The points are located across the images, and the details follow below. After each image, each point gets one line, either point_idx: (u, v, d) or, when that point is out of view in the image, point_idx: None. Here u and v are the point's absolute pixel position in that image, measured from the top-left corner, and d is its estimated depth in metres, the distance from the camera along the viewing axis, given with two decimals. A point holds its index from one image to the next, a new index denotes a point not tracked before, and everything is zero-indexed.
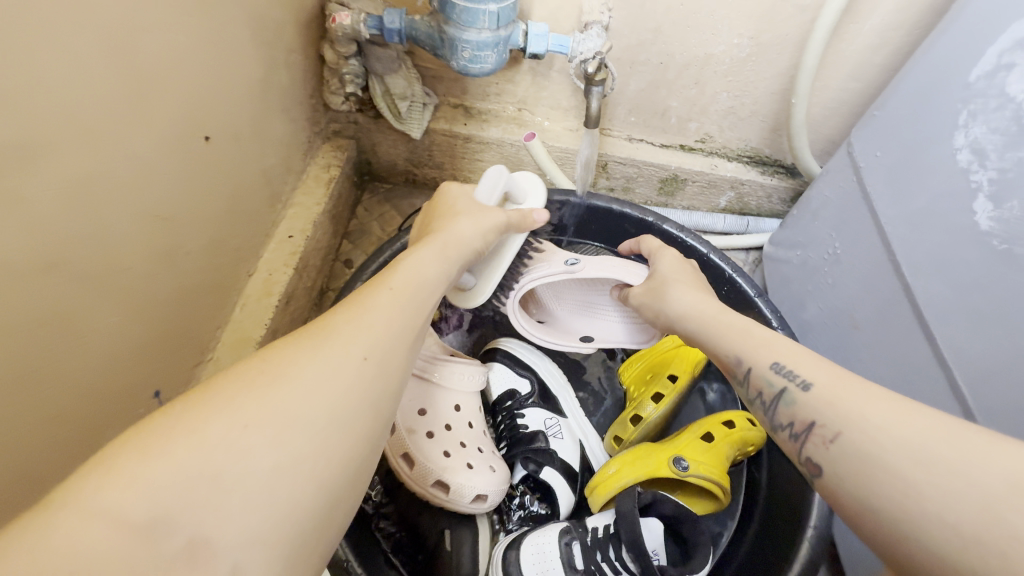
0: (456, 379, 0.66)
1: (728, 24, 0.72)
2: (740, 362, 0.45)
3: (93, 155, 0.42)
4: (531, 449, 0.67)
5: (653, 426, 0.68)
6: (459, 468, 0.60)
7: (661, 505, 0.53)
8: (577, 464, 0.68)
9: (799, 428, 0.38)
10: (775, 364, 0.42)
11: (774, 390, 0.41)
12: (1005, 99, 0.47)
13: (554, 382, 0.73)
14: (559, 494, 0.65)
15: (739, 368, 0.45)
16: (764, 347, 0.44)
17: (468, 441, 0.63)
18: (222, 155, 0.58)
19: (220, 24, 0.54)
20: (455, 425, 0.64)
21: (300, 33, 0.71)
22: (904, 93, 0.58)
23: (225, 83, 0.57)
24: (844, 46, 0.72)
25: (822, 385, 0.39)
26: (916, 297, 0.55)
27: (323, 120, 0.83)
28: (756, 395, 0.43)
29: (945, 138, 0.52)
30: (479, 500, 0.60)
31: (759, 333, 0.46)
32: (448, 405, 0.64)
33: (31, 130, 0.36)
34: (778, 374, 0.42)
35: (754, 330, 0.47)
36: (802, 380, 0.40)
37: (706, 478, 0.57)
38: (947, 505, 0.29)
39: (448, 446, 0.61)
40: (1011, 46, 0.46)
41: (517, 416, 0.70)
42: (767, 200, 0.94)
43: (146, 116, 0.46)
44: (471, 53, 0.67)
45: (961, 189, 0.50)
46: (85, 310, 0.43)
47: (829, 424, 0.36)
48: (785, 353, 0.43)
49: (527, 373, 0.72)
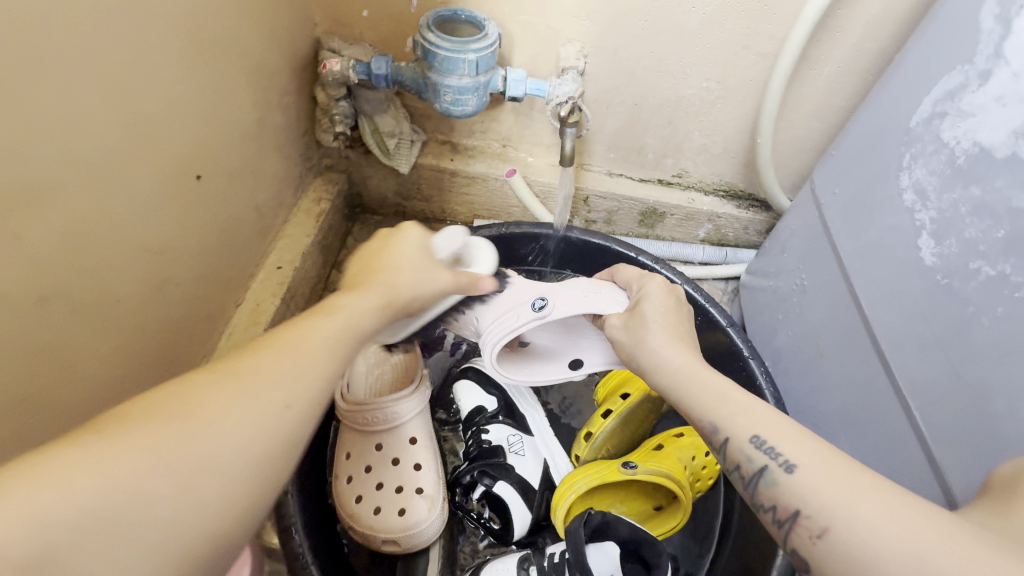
0: (371, 419, 0.65)
1: (696, 69, 0.77)
2: (716, 431, 0.41)
3: (91, 195, 0.45)
4: (489, 462, 0.66)
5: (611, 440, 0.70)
6: (366, 513, 0.61)
7: (618, 527, 0.56)
8: (538, 482, 0.68)
9: (782, 515, 0.36)
10: (751, 437, 0.39)
11: (755, 469, 0.38)
12: (939, 144, 0.50)
13: (521, 401, 0.74)
14: (512, 509, 0.64)
15: (716, 438, 0.41)
16: (743, 416, 0.40)
17: (384, 484, 0.63)
18: (215, 192, 0.62)
19: (218, 73, 0.58)
20: (375, 465, 0.64)
21: (294, 77, 0.75)
22: (858, 136, 0.62)
23: (220, 126, 0.60)
24: (806, 89, 0.76)
25: (805, 468, 0.36)
26: (873, 327, 0.58)
27: (315, 155, 0.87)
28: (733, 467, 0.40)
29: (892, 178, 0.56)
30: (394, 542, 0.60)
31: (735, 399, 0.42)
32: (368, 448, 0.65)
33: (35, 173, 0.39)
34: (758, 449, 0.38)
35: (730, 393, 0.42)
36: (784, 457, 0.37)
37: (654, 473, 0.61)
38: (879, 528, 0.31)
39: (362, 490, 0.62)
40: (942, 96, 0.50)
41: (482, 432, 0.71)
42: (745, 231, 0.97)
43: (145, 160, 0.50)
44: (453, 96, 0.71)
45: (908, 226, 0.54)
46: (79, 342, 0.46)
47: (815, 516, 0.34)
48: (766, 427, 0.39)
49: (497, 390, 0.74)
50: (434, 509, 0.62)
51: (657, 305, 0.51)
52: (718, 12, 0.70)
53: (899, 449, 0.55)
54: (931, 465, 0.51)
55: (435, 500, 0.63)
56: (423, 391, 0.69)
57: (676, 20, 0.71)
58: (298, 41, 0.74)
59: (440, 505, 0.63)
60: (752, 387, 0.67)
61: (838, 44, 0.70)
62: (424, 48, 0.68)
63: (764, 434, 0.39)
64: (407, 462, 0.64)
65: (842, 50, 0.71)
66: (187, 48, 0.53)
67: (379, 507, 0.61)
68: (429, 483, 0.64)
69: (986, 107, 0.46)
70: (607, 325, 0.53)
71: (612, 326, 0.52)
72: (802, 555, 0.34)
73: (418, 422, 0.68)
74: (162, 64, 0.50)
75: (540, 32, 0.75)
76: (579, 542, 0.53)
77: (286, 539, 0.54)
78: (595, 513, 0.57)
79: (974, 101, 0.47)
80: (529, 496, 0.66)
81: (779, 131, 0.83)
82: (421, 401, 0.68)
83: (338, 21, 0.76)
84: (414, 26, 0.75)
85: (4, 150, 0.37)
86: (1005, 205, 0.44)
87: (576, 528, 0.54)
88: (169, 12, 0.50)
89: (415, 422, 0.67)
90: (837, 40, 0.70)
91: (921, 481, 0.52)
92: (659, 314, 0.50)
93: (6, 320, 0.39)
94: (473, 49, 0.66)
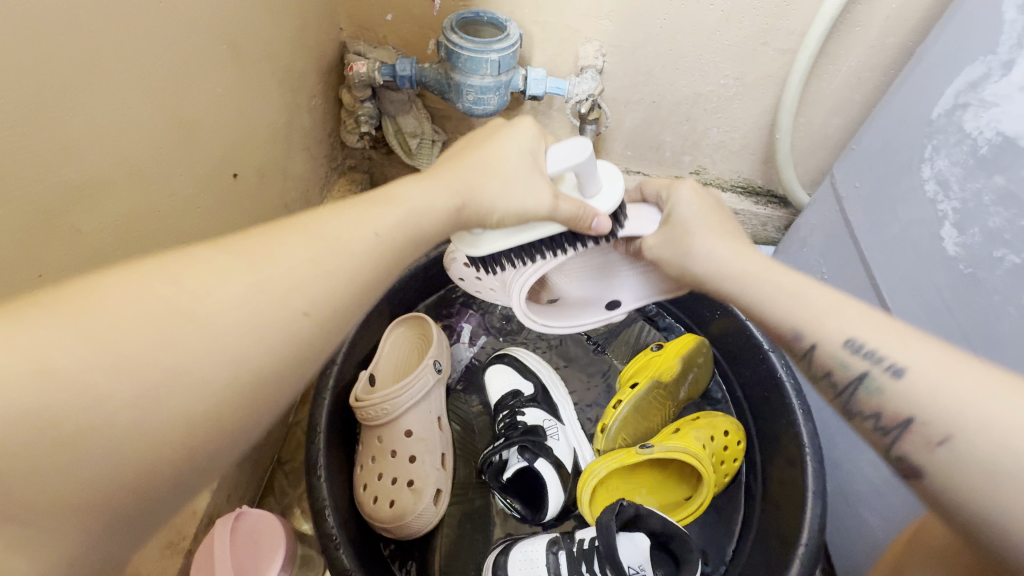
0: (368, 413, 0.64)
1: (715, 66, 0.78)
2: (800, 337, 0.41)
3: (137, 190, 0.47)
4: (531, 439, 0.66)
5: (632, 426, 0.71)
6: (366, 502, 0.63)
7: (649, 520, 0.57)
8: (570, 465, 0.70)
9: (890, 422, 0.36)
10: (847, 342, 0.39)
11: (852, 374, 0.38)
12: (962, 135, 0.51)
13: (554, 388, 0.75)
14: (549, 489, 0.66)
15: (799, 345, 0.41)
16: (832, 320, 0.40)
17: (383, 476, 0.64)
18: (248, 190, 0.64)
19: (254, 77, 0.61)
20: (376, 456, 0.65)
21: (321, 79, 0.78)
22: (879, 130, 0.62)
23: (254, 125, 0.63)
24: (825, 84, 0.77)
25: (920, 367, 0.35)
26: (895, 318, 0.58)
27: (339, 156, 0.90)
28: (824, 374, 0.40)
29: (914, 169, 0.56)
30: (387, 529, 0.63)
31: (819, 300, 0.41)
32: (371, 440, 0.66)
33: (90, 169, 0.42)
34: (852, 352, 0.39)
35: (811, 293, 0.42)
36: (899, 358, 0.37)
37: (676, 450, 0.62)
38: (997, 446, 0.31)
39: (365, 481, 0.65)
40: (963, 87, 0.51)
41: (518, 412, 0.71)
42: (763, 228, 0.98)
43: (187, 157, 0.53)
44: (475, 96, 0.73)
45: (930, 217, 0.54)
46: None
47: (931, 423, 0.34)
48: (856, 328, 0.39)
49: (533, 375, 0.75)
50: (422, 502, 0.63)
51: (701, 211, 0.47)
52: (737, 9, 0.70)
53: None
54: None
55: (424, 493, 0.64)
56: (420, 383, 0.66)
57: (695, 17, 0.72)
58: (325, 44, 0.76)
59: (430, 497, 0.64)
60: (772, 380, 0.68)
61: (858, 39, 0.70)
62: (447, 49, 0.70)
63: (862, 336, 0.39)
64: (405, 455, 0.65)
65: (861, 45, 0.71)
66: (225, 52, 0.56)
67: (376, 497, 0.63)
68: (421, 475, 0.65)
69: (1010, 97, 0.47)
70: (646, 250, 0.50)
71: (648, 249, 0.49)
72: (913, 461, 0.34)
73: (416, 413, 0.67)
74: (203, 67, 0.53)
75: (559, 32, 0.76)
76: (610, 534, 0.53)
77: (319, 523, 0.56)
78: (627, 505, 0.56)
79: (997, 92, 0.48)
80: (563, 476, 0.68)
81: (798, 126, 0.83)
82: (417, 394, 0.66)
83: (363, 25, 0.79)
84: (436, 29, 0.78)
85: (64, 148, 0.40)
86: None
87: (607, 520, 0.53)
88: (212, 17, 0.53)
89: (412, 415, 0.66)
90: (856, 35, 0.70)
91: None
92: (702, 216, 0.47)
93: None
94: (495, 49, 0.68)
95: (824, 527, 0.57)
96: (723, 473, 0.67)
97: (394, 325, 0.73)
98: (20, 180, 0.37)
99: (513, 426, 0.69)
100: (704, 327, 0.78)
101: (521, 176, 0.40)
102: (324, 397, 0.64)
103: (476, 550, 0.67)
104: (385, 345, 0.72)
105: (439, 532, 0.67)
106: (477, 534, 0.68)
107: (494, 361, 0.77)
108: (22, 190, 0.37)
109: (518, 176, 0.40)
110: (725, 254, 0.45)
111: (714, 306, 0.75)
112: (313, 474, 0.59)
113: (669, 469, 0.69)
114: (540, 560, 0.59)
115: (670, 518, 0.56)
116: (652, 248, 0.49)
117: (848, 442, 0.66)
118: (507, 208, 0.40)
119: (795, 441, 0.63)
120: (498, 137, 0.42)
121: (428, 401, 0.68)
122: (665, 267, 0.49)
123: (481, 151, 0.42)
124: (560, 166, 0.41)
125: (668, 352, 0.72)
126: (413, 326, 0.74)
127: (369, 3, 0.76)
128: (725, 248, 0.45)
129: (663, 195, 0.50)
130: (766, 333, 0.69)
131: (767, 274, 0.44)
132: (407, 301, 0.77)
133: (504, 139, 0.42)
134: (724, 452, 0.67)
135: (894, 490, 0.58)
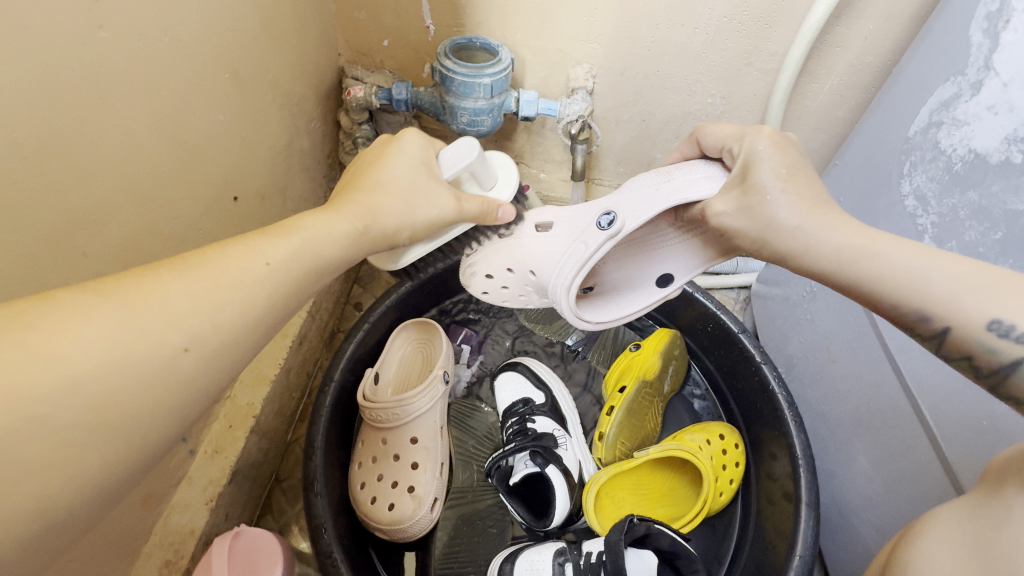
0: (378, 415, 0.66)
1: (702, 87, 0.80)
2: (927, 321, 0.36)
3: (141, 215, 0.49)
4: (541, 445, 0.67)
5: (630, 431, 0.72)
6: (364, 501, 0.65)
7: (658, 540, 0.56)
8: (577, 475, 0.69)
9: None
10: (903, 304, 0.37)
11: (1005, 361, 0.35)
12: (937, 151, 0.52)
13: (563, 402, 0.75)
14: (556, 497, 0.66)
15: (927, 326, 0.37)
16: (963, 293, 0.35)
17: (383, 476, 0.66)
18: (249, 213, 0.66)
19: (254, 103, 0.63)
20: (378, 456, 0.67)
21: (320, 102, 0.80)
22: (862, 146, 0.65)
23: (254, 149, 0.65)
24: (808, 102, 0.79)
25: None
26: (882, 330, 0.59)
27: (338, 176, 0.92)
28: (904, 328, 0.38)
29: (894, 185, 0.58)
30: (381, 530, 0.63)
31: (907, 263, 0.37)
32: (375, 440, 0.68)
33: (96, 197, 0.44)
34: (998, 337, 0.35)
35: (893, 256, 0.37)
36: (977, 322, 0.35)
37: (680, 450, 0.64)
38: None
39: (362, 479, 0.66)
40: (938, 106, 0.53)
41: (528, 420, 0.71)
42: None
43: (189, 182, 0.54)
44: (468, 118, 0.75)
45: (910, 231, 0.55)
46: None
47: None
48: (933, 296, 0.36)
49: (544, 385, 0.75)
50: (421, 510, 0.64)
51: (783, 168, 0.40)
52: (721, 32, 0.73)
53: (912, 450, 0.55)
54: (942, 464, 0.51)
55: (424, 501, 0.64)
56: (431, 393, 0.68)
57: (680, 41, 0.74)
58: (324, 69, 0.79)
59: (429, 505, 0.65)
60: (765, 392, 0.68)
61: (838, 59, 0.73)
62: (441, 74, 0.72)
63: (938, 310, 0.36)
64: (407, 460, 0.66)
65: (842, 64, 0.73)
66: (226, 80, 0.58)
67: (374, 497, 0.65)
68: (421, 483, 0.65)
69: (978, 116, 0.48)
70: (709, 214, 0.43)
71: (717, 215, 0.42)
72: None
73: (424, 422, 0.68)
74: (205, 96, 0.55)
75: (550, 55, 0.79)
76: (620, 553, 0.53)
77: (317, 539, 0.57)
78: (638, 524, 0.56)
79: (967, 110, 0.49)
80: (571, 485, 0.67)
81: None
82: (429, 403, 0.68)
83: (360, 51, 0.82)
84: (431, 54, 0.80)
85: (69, 176, 0.41)
86: (1002, 208, 0.46)
87: (616, 541, 0.54)
88: (214, 47, 0.55)
89: (420, 423, 0.68)
90: (836, 55, 0.72)
91: (935, 481, 0.52)
92: (785, 177, 0.40)
93: None
94: (487, 73, 0.70)
95: (817, 533, 0.58)
96: (729, 479, 0.67)
97: (402, 332, 0.75)
98: (30, 209, 0.39)
99: (522, 433, 0.70)
100: (698, 339, 0.79)
101: (421, 185, 0.44)
102: (321, 415, 0.64)
103: (484, 550, 0.67)
104: (391, 353, 0.74)
105: (436, 534, 0.67)
106: (478, 535, 0.68)
107: (507, 369, 0.77)
108: (31, 219, 0.39)
109: (419, 190, 0.43)
110: (797, 226, 0.39)
111: (707, 319, 0.76)
112: (310, 491, 0.60)
113: (669, 474, 0.70)
114: (547, 569, 0.59)
115: (679, 538, 0.55)
116: (724, 216, 0.42)
117: (841, 453, 0.66)
118: (417, 215, 0.43)
119: (787, 451, 0.64)
120: (388, 155, 0.45)
121: (437, 410, 0.69)
122: (738, 238, 0.42)
123: (382, 167, 0.44)
124: (452, 168, 0.45)
125: (648, 349, 0.75)
126: (420, 333, 0.76)
127: (366, 30, 0.79)
128: (809, 213, 0.39)
129: (736, 148, 0.44)
130: (758, 345, 0.70)
131: (831, 239, 0.38)
132: (406, 316, 0.78)
133: (394, 156, 0.45)
134: (726, 458, 0.68)
135: (888, 497, 0.58)
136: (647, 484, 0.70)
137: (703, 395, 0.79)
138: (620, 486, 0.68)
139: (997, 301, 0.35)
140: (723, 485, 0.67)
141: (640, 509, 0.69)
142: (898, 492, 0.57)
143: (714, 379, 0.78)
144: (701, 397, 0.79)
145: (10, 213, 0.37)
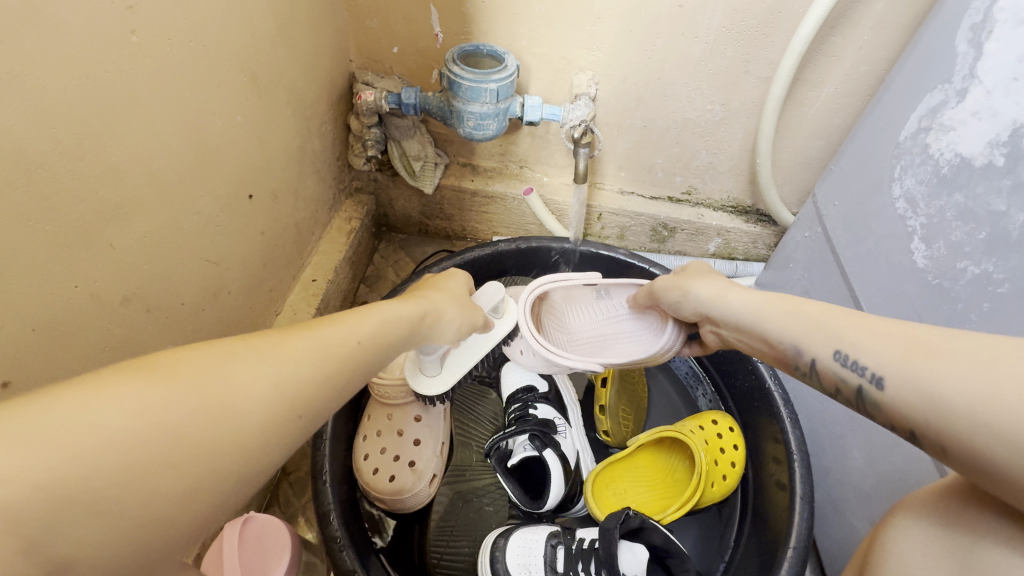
0: (387, 390, 0.68)
1: (701, 94, 0.83)
2: (800, 353, 0.41)
3: (165, 210, 0.52)
4: (541, 429, 0.68)
5: (623, 412, 0.74)
6: (366, 471, 0.66)
7: (651, 535, 0.57)
8: (574, 462, 0.70)
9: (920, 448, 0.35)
10: (779, 339, 0.43)
11: (849, 388, 0.37)
12: (926, 156, 0.55)
13: (565, 392, 0.77)
14: (551, 478, 0.66)
15: (800, 359, 0.42)
16: (824, 331, 0.40)
17: (385, 451, 0.67)
18: (262, 211, 0.69)
19: (268, 107, 0.66)
20: (382, 430, 0.68)
21: (331, 106, 0.83)
22: (855, 152, 0.66)
23: (270, 149, 0.68)
24: (805, 110, 0.82)
25: (895, 376, 0.34)
26: None
27: (347, 178, 0.95)
28: (796, 368, 0.43)
29: (886, 188, 0.60)
30: (383, 501, 0.65)
31: (783, 312, 0.43)
32: (379, 415, 0.69)
33: (125, 191, 0.46)
34: (839, 365, 0.38)
35: (775, 312, 0.44)
36: (824, 352, 0.39)
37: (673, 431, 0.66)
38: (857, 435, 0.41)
39: (365, 451, 0.67)
40: (926, 112, 0.55)
41: (531, 407, 0.72)
42: (754, 245, 1.03)
43: (208, 180, 0.57)
44: (475, 122, 0.77)
45: (901, 231, 0.58)
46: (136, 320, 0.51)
47: None
48: (798, 335, 0.42)
49: (547, 375, 0.77)
50: (421, 483, 0.66)
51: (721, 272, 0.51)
52: (719, 41, 0.75)
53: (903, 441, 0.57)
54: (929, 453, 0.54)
55: (425, 475, 0.67)
56: None
57: (680, 49, 0.77)
58: (335, 76, 0.82)
59: (428, 479, 0.67)
60: (761, 390, 0.70)
61: (833, 68, 0.75)
62: (448, 79, 0.74)
63: (800, 342, 0.41)
64: (410, 437, 0.68)
65: (838, 72, 0.75)
66: (244, 84, 0.60)
67: (377, 468, 0.66)
68: (423, 458, 0.67)
69: (965, 121, 0.50)
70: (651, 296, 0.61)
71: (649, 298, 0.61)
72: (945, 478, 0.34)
73: (428, 402, 0.71)
74: (223, 99, 0.57)
75: (554, 62, 0.81)
76: (613, 539, 0.54)
77: (325, 523, 0.58)
78: (633, 516, 0.57)
79: (954, 117, 0.51)
80: (567, 472, 0.67)
81: (782, 148, 0.88)
82: None
83: (371, 58, 0.85)
84: (439, 60, 0.83)
85: (103, 173, 0.44)
86: (986, 209, 0.49)
87: (610, 527, 0.55)
88: (233, 55, 0.58)
89: (425, 403, 0.70)
90: (832, 64, 0.75)
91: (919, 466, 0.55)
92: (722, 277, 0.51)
93: (96, 314, 0.46)
94: (494, 79, 0.73)
95: (813, 523, 0.59)
96: (728, 462, 0.69)
97: None
98: (63, 202, 0.41)
99: (523, 419, 0.71)
100: None
101: None
102: None
103: (480, 527, 0.69)
104: None
105: (434, 507, 0.69)
106: (474, 511, 0.70)
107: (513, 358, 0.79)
108: (66, 209, 0.41)
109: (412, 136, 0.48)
110: (696, 293, 0.53)
111: None
112: (319, 479, 0.61)
113: (666, 464, 0.71)
114: (539, 551, 0.60)
115: (672, 535, 0.56)
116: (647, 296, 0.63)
117: (835, 449, 0.68)
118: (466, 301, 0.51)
119: (783, 446, 0.65)
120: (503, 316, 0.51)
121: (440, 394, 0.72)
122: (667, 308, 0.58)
123: None
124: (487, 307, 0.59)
125: None
126: None
127: (377, 36, 0.82)
128: (727, 289, 0.50)
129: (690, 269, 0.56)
130: None
131: (727, 300, 0.49)
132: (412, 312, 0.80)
133: None
134: (719, 444, 0.69)
135: (881, 490, 0.60)
136: (647, 474, 0.71)
137: (704, 392, 0.80)
138: (620, 478, 0.71)
139: (849, 336, 0.38)
140: (722, 467, 0.68)
141: (636, 493, 0.70)
142: (888, 486, 0.59)
143: (711, 373, 0.80)
144: (697, 389, 0.81)
145: (48, 205, 0.40)
